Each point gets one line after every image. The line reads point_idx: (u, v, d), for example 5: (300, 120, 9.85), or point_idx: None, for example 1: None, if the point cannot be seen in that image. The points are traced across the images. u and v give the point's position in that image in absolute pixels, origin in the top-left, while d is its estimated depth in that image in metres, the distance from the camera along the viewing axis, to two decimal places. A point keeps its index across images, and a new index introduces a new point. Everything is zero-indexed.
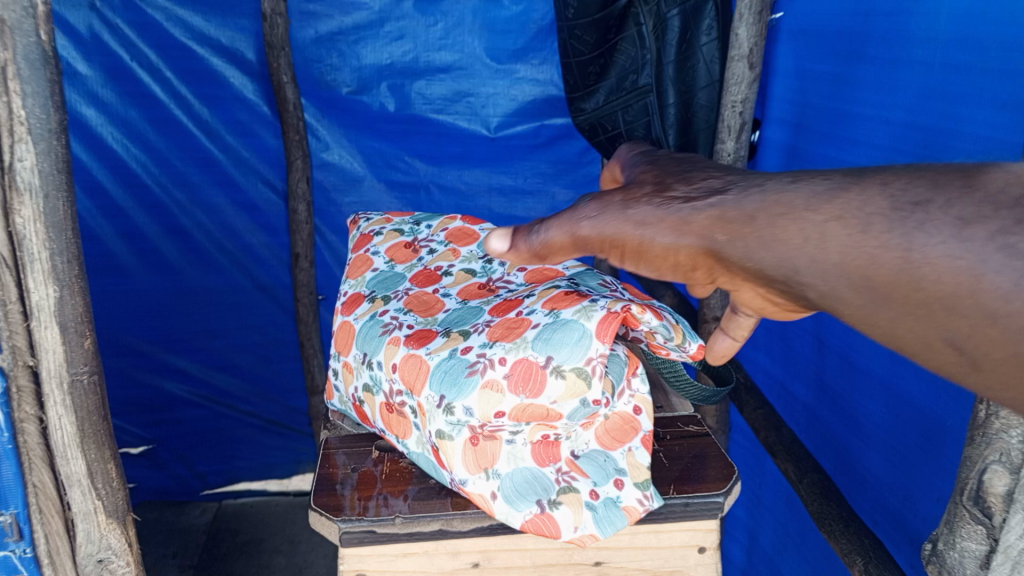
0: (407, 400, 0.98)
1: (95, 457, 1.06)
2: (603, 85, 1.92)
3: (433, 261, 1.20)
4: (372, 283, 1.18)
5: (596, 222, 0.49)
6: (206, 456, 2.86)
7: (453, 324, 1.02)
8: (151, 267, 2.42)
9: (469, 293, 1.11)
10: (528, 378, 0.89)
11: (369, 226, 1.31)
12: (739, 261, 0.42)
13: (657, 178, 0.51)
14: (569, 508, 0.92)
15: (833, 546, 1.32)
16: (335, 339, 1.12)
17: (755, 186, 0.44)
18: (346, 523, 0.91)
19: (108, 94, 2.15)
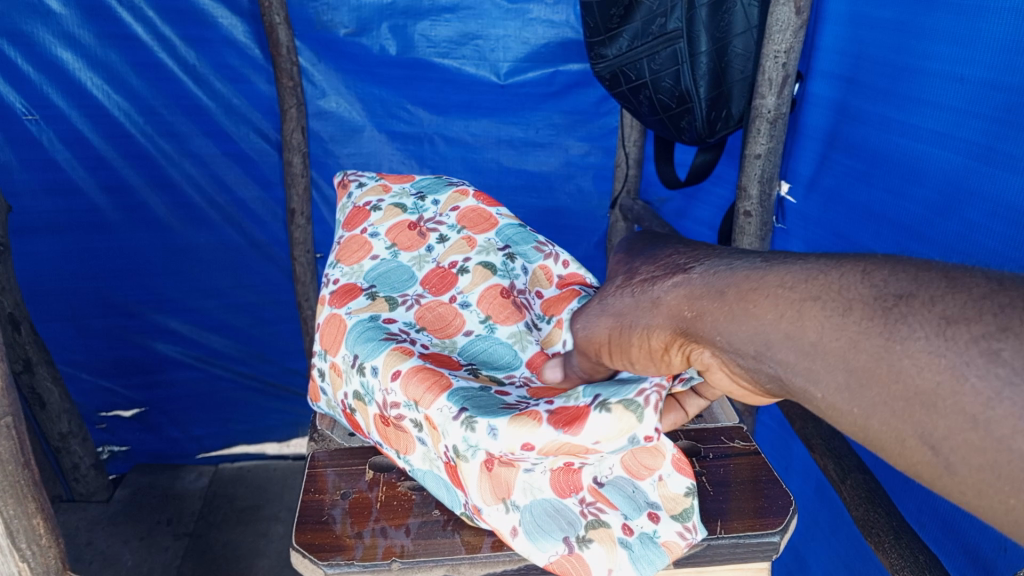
0: (408, 414, 0.84)
1: (15, 513, 0.93)
2: (628, 28, 1.67)
3: (445, 254, 1.08)
4: (372, 275, 1.05)
5: (584, 327, 0.68)
6: (202, 419, 2.74)
7: (483, 363, 0.96)
8: (137, 223, 2.25)
9: (489, 303, 1.01)
10: (568, 416, 0.74)
11: (364, 199, 1.16)
12: (709, 334, 0.53)
13: (626, 268, 0.67)
14: (601, 546, 0.79)
15: (881, 559, 1.19)
16: (322, 335, 0.98)
17: (725, 266, 0.55)
18: (333, 569, 0.77)
19: (86, 35, 1.95)
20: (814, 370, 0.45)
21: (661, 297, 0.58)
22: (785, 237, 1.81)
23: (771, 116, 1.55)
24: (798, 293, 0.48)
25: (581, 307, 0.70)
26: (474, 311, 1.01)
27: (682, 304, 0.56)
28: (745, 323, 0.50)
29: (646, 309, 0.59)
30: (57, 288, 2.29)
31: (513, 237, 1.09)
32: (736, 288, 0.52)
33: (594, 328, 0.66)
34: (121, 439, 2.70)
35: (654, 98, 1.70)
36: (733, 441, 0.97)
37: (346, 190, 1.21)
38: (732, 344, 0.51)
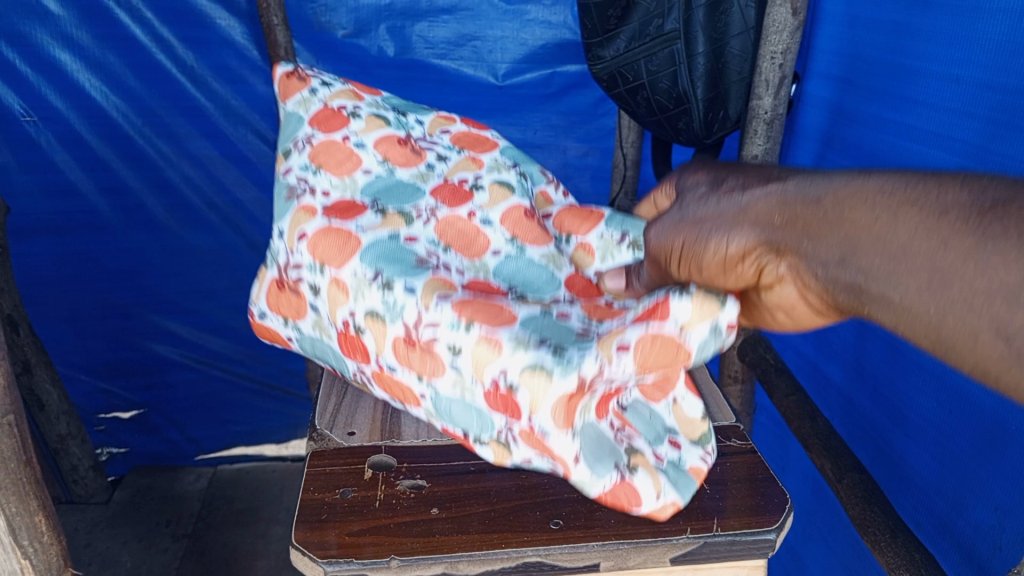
0: (447, 335, 0.80)
1: (17, 511, 0.91)
2: (626, 29, 1.67)
3: (451, 172, 1.14)
4: (374, 191, 1.06)
5: (645, 234, 0.69)
6: (201, 420, 2.74)
7: (524, 284, 1.01)
8: (136, 224, 2.25)
9: (513, 222, 1.07)
10: (653, 310, 0.72)
11: (338, 103, 1.11)
12: (791, 237, 0.54)
13: (703, 176, 0.68)
14: (646, 475, 0.82)
15: (877, 556, 1.20)
16: (313, 245, 0.91)
17: (815, 176, 0.56)
18: (331, 566, 0.74)
19: (83, 37, 1.95)
20: (900, 276, 0.46)
21: (746, 204, 0.59)
22: None
23: (768, 117, 1.56)
24: (898, 197, 0.48)
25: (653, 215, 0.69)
26: (497, 229, 1.07)
27: (768, 212, 0.57)
28: (837, 227, 0.51)
29: (730, 216, 0.59)
30: (57, 289, 2.30)
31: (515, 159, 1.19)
32: (833, 195, 0.52)
33: (657, 237, 0.67)
34: (121, 440, 2.71)
35: (652, 98, 1.70)
36: (729, 438, 0.95)
37: (305, 85, 1.12)
38: (814, 246, 0.52)
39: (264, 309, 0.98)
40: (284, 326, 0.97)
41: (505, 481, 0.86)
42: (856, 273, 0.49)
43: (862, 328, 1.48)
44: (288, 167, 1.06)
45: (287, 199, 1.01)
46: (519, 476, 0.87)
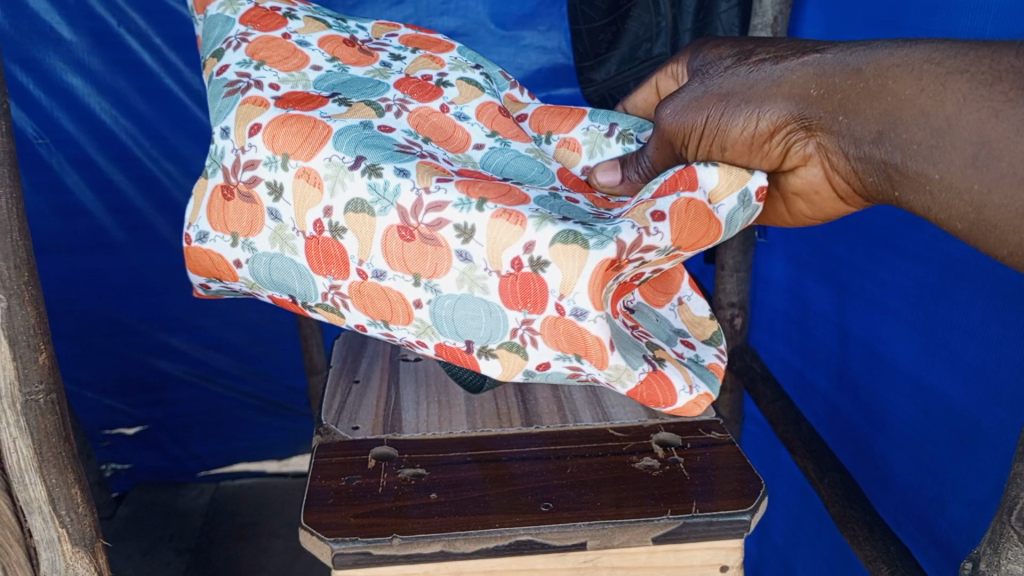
0: (455, 216, 0.86)
1: (58, 481, 0.88)
2: (615, 54, 1.77)
3: (411, 69, 1.11)
4: (333, 85, 1.04)
5: (676, 112, 0.83)
6: (204, 436, 2.79)
7: (517, 175, 1.03)
8: (143, 243, 2.32)
9: (489, 118, 1.08)
10: (676, 180, 0.85)
11: (268, 3, 1.08)
12: (834, 109, 0.68)
13: (739, 53, 0.80)
14: (676, 368, 0.97)
15: (855, 550, 1.26)
16: (270, 138, 0.93)
17: (859, 46, 0.67)
18: (338, 544, 0.80)
19: (94, 62, 2.03)
20: (941, 148, 0.58)
21: (782, 78, 0.73)
22: (767, 251, 1.87)
23: None
24: (942, 67, 0.59)
25: (676, 94, 0.84)
26: (475, 124, 1.08)
27: (809, 83, 0.70)
28: (879, 96, 0.63)
29: (767, 92, 0.74)
30: (65, 306, 2.36)
31: (474, 58, 1.16)
32: (874, 65, 0.64)
33: (692, 115, 0.81)
34: (124, 457, 2.76)
35: None
36: (710, 432, 1.01)
37: None
38: (851, 119, 0.67)
39: (204, 230, 0.98)
40: (231, 247, 0.97)
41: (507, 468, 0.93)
42: (890, 145, 0.63)
43: (844, 335, 1.54)
44: (225, 65, 1.02)
45: (227, 96, 0.99)
46: (513, 465, 0.93)
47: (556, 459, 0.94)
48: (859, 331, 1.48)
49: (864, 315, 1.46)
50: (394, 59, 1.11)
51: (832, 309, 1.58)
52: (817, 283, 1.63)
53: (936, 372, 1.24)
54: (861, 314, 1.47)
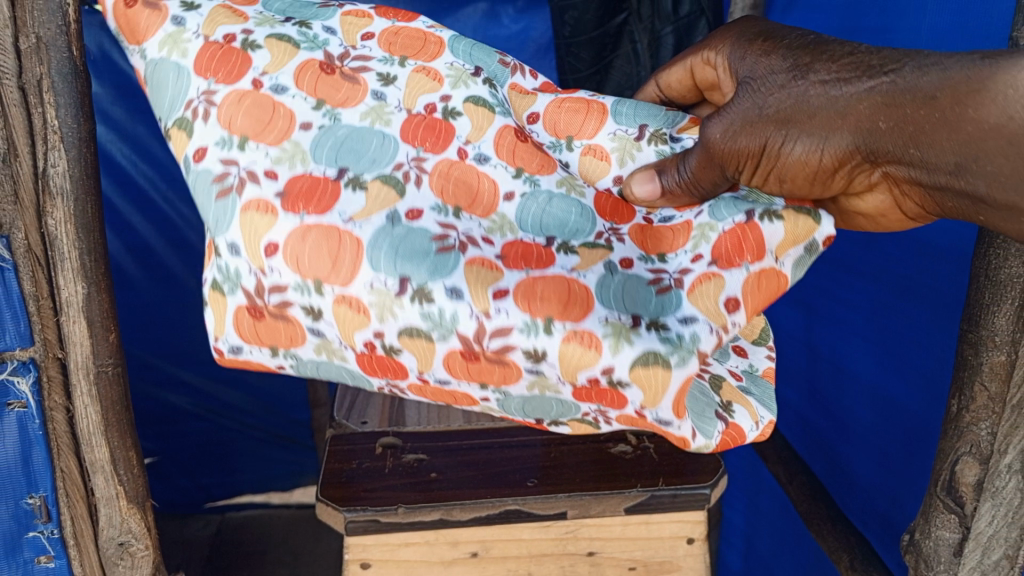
0: (523, 343, 0.71)
1: (119, 445, 1.01)
2: None
3: (410, 96, 0.86)
4: (332, 148, 0.78)
5: (722, 139, 0.78)
6: (210, 469, 2.88)
7: (564, 228, 0.83)
8: (158, 281, 2.46)
9: (509, 150, 0.87)
10: (740, 238, 0.79)
11: (218, 36, 0.79)
12: (905, 136, 0.65)
13: (785, 65, 0.75)
14: (744, 408, 0.88)
15: (822, 544, 1.37)
16: (294, 258, 0.72)
17: (926, 65, 0.64)
18: (351, 513, 0.93)
19: (119, 112, 2.21)
20: None
21: (846, 106, 0.69)
22: None
23: None
24: None
25: (719, 115, 0.79)
26: (498, 165, 0.86)
27: (876, 113, 0.67)
28: (958, 128, 0.61)
29: (832, 119, 0.70)
30: None
31: (473, 57, 0.91)
32: (951, 91, 0.61)
33: (743, 142, 0.76)
34: None
35: None
36: None
37: (164, 16, 0.79)
38: (928, 151, 0.64)
39: (236, 344, 0.76)
40: (271, 357, 0.77)
41: (511, 453, 1.05)
42: (975, 179, 0.61)
43: (812, 353, 1.66)
44: (199, 147, 0.75)
45: (220, 198, 0.74)
46: (508, 450, 1.06)
47: (545, 446, 1.07)
48: (825, 348, 1.60)
49: (829, 333, 1.58)
50: (385, 85, 0.85)
51: (801, 330, 1.71)
52: (787, 306, 1.78)
53: (892, 381, 1.32)
54: (827, 333, 1.59)
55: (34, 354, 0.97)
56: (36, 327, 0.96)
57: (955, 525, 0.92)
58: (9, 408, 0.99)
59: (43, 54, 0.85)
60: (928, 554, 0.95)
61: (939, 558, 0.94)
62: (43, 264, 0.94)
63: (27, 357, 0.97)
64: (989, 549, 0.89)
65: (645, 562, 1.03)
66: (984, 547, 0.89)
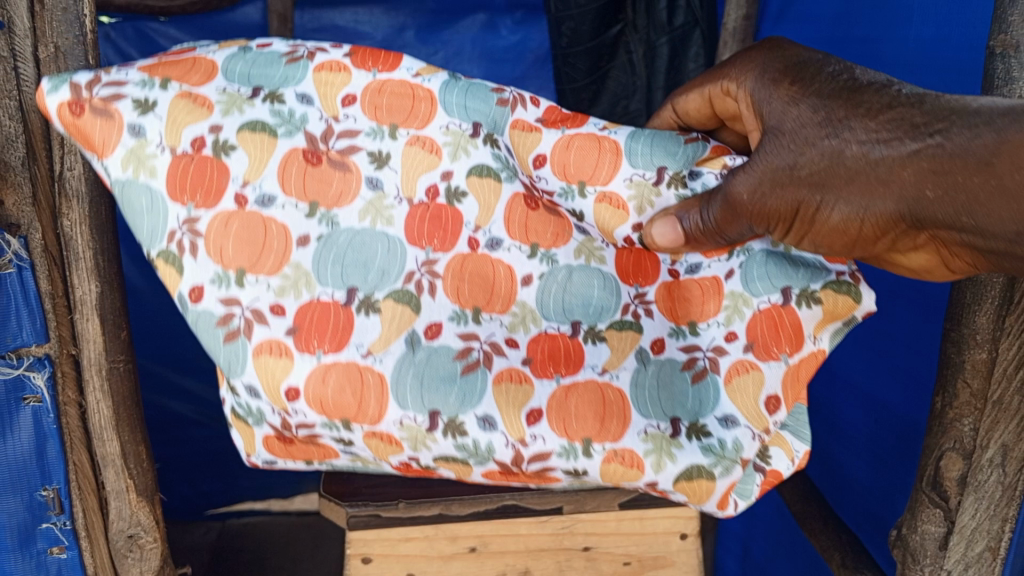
0: (559, 463, 0.85)
1: (129, 438, 1.05)
2: (596, 111, 1.99)
3: (409, 178, 0.89)
4: (332, 264, 0.85)
5: (750, 195, 0.80)
6: (211, 475, 2.90)
7: (582, 311, 0.92)
8: (160, 289, 2.49)
9: (521, 230, 0.92)
10: (775, 326, 0.88)
11: (184, 146, 0.82)
12: (949, 203, 0.67)
13: (821, 118, 0.76)
14: (779, 449, 0.88)
15: (814, 543, 1.38)
16: (319, 401, 0.82)
17: (975, 126, 0.65)
18: (353, 507, 0.95)
19: None
20: None
21: (888, 169, 0.70)
22: None
23: None
24: None
25: (751, 166, 0.81)
26: (511, 246, 0.91)
27: (922, 180, 0.68)
28: (1011, 197, 0.62)
29: (874, 182, 0.72)
30: None
31: (466, 112, 0.91)
32: (1005, 159, 0.62)
33: (777, 198, 0.79)
34: None
35: None
36: None
37: (118, 126, 0.80)
38: (976, 218, 0.66)
39: (270, 458, 0.89)
40: (308, 465, 0.92)
41: None
42: None
43: None
44: (193, 285, 0.82)
45: (227, 341, 0.82)
46: None
47: None
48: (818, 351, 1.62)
49: None
50: (379, 167, 0.89)
51: None
52: None
53: (884, 383, 1.34)
54: None
55: (49, 351, 1.00)
56: (52, 324, 1.00)
57: (940, 519, 0.94)
58: (25, 403, 1.00)
59: (60, 61, 0.90)
60: (916, 550, 0.97)
61: (925, 553, 0.96)
62: (59, 263, 0.99)
63: (43, 354, 1.00)
64: (973, 541, 0.92)
65: (640, 557, 1.08)
66: (968, 539, 0.92)
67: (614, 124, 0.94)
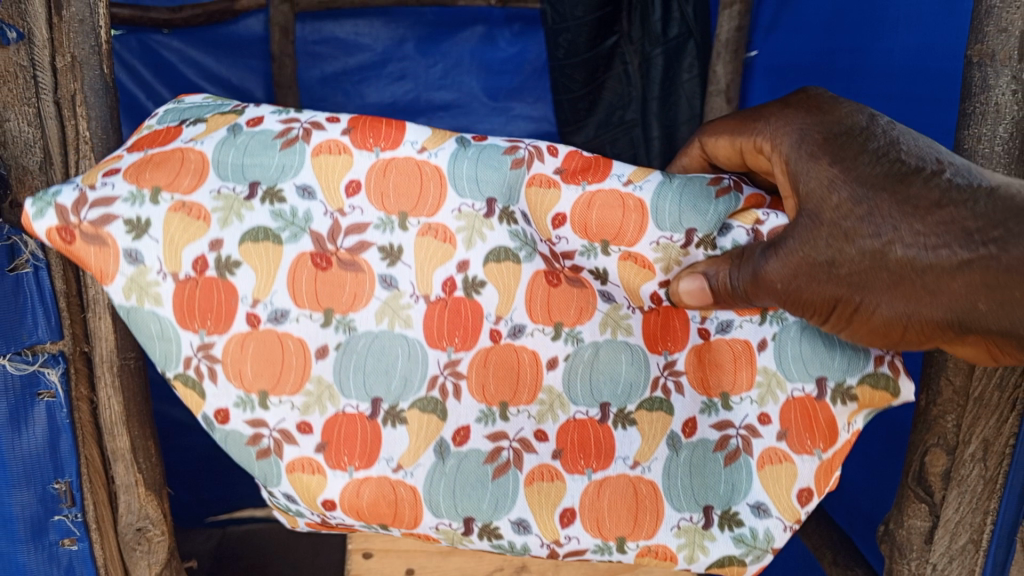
0: (595, 556, 0.90)
1: (139, 434, 1.08)
2: (593, 120, 2.03)
3: (423, 272, 0.87)
4: (353, 373, 0.86)
5: (785, 285, 0.80)
6: (212, 482, 2.91)
7: (610, 394, 0.91)
8: None
9: (544, 311, 0.89)
10: (809, 420, 0.88)
11: (187, 270, 0.82)
12: (1001, 319, 0.69)
13: (862, 211, 0.75)
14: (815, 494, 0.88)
15: (807, 543, 1.40)
16: (357, 507, 0.87)
17: None
18: None
19: None
20: None
21: (938, 277, 0.71)
22: None
23: None
24: None
25: (785, 251, 0.79)
26: (535, 331, 0.89)
27: (976, 293, 0.69)
28: None
29: (922, 287, 0.72)
30: None
31: (480, 186, 0.87)
32: None
33: (816, 289, 0.78)
34: None
35: None
36: None
37: (116, 257, 0.81)
38: None
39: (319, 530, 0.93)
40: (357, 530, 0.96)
41: None
42: None
43: None
44: (218, 409, 0.84)
45: (260, 457, 0.86)
46: None
47: None
48: None
49: None
50: (391, 263, 0.87)
51: None
52: None
53: None
54: None
55: (65, 347, 1.04)
56: (66, 323, 1.03)
57: (926, 513, 0.96)
58: (40, 398, 1.03)
59: (77, 71, 0.95)
60: (903, 545, 0.99)
61: (912, 547, 0.98)
62: (74, 263, 1.02)
63: (57, 350, 1.03)
64: (957, 534, 0.95)
65: None
66: (953, 532, 0.95)
67: (640, 175, 0.89)
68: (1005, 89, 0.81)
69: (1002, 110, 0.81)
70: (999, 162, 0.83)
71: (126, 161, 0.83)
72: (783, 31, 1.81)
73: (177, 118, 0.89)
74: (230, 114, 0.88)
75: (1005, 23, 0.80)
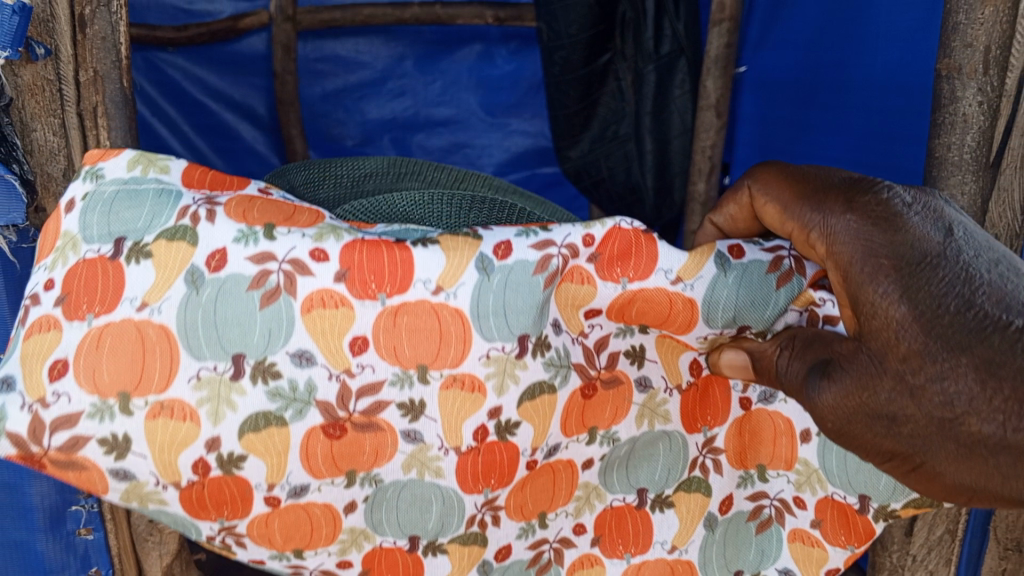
0: None
1: None
2: (587, 135, 2.04)
3: (454, 421, 0.74)
4: (393, 523, 0.76)
5: (841, 427, 0.64)
6: None
7: (645, 483, 0.88)
8: None
9: (580, 421, 0.82)
10: (846, 521, 0.87)
11: (188, 475, 0.68)
12: None
13: (931, 364, 0.58)
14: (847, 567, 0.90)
15: None
16: None
17: None
18: None
19: None
20: None
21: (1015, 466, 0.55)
22: None
23: (703, 200, 1.97)
24: None
25: (842, 386, 0.63)
26: (571, 443, 0.83)
27: None
28: None
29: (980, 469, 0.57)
30: None
31: (501, 304, 0.73)
32: None
33: (874, 438, 0.62)
34: None
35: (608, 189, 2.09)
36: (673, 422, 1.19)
37: (105, 471, 0.67)
38: None
39: None
40: None
41: None
42: None
43: None
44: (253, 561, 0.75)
45: None
46: None
47: None
48: None
49: None
50: (413, 418, 0.73)
51: None
52: None
53: None
54: None
55: None
56: None
57: None
58: None
59: (100, 85, 0.94)
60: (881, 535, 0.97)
61: (891, 539, 0.97)
62: None
63: None
64: (936, 524, 0.94)
65: None
66: (931, 522, 0.94)
67: (692, 271, 0.77)
68: (972, 100, 0.85)
69: (970, 120, 0.86)
70: (968, 170, 0.88)
71: (70, 346, 0.66)
72: (772, 45, 1.82)
73: (107, 235, 0.70)
74: (176, 238, 0.70)
75: (970, 39, 0.84)
